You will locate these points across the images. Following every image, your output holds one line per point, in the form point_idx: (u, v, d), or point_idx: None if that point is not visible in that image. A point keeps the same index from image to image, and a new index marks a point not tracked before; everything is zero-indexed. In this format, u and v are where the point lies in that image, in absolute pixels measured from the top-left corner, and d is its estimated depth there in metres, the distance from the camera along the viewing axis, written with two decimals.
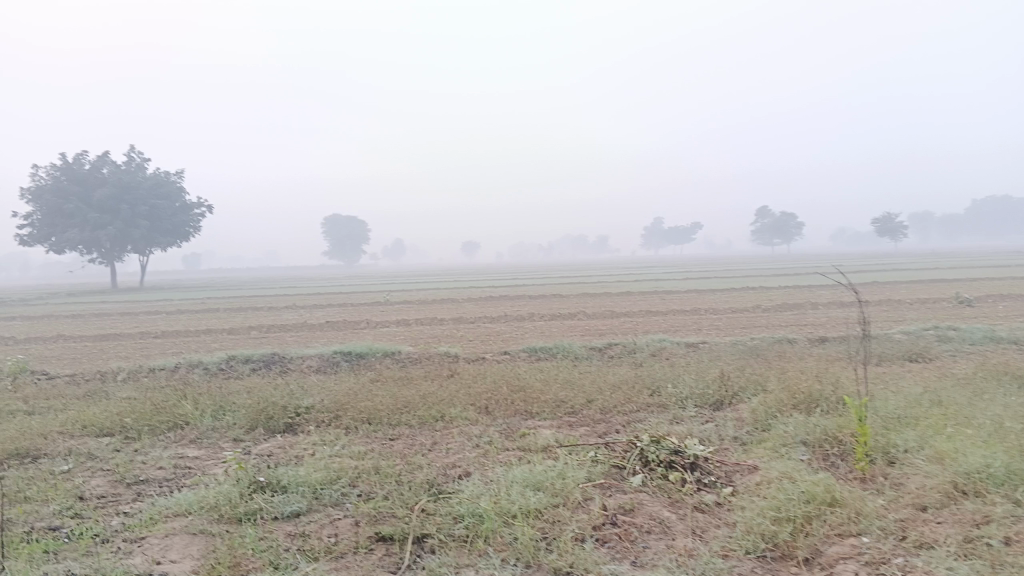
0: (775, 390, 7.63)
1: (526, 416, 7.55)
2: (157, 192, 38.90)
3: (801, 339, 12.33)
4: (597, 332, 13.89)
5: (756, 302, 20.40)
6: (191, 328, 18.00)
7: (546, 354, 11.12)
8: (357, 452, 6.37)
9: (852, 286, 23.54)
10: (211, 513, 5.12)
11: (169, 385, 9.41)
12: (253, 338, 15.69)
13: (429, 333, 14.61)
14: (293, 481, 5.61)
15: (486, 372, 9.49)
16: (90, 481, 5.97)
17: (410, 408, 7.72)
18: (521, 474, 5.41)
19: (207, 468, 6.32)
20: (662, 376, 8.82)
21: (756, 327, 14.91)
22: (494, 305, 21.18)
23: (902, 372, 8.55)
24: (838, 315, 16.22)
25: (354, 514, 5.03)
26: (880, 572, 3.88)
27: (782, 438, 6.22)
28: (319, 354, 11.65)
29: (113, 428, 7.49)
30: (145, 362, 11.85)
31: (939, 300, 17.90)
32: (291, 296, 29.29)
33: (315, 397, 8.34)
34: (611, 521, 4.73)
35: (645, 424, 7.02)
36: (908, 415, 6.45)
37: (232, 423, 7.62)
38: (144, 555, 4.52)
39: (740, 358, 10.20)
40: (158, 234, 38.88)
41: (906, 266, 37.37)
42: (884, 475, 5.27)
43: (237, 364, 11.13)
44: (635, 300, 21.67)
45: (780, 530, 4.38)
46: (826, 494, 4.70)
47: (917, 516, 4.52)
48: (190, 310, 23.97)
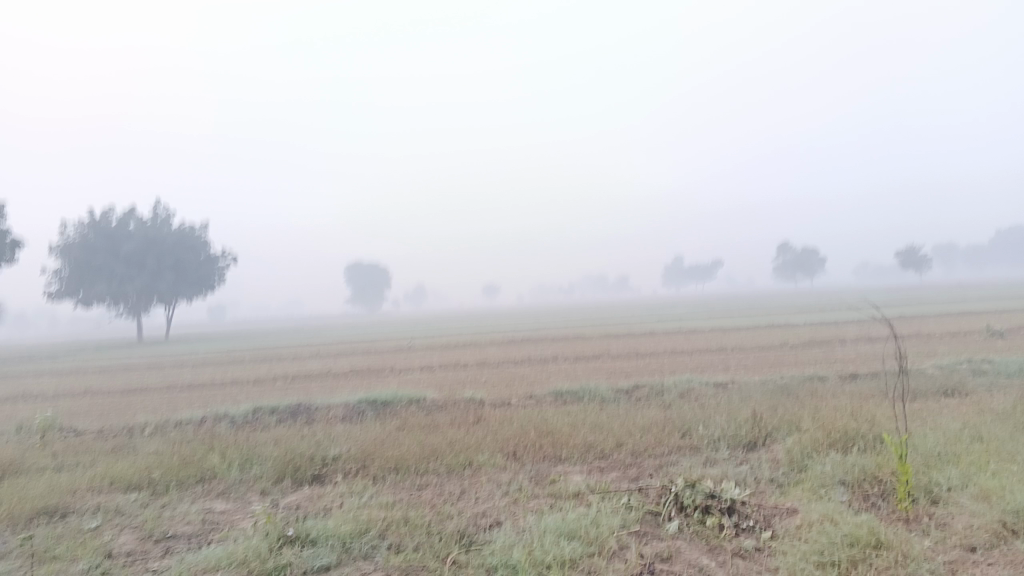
0: (808, 429, 7.48)
1: (555, 461, 7.44)
2: (182, 244, 39.41)
3: (832, 376, 12.13)
4: (623, 374, 13.75)
5: (782, 338, 20.17)
6: (216, 379, 18.03)
7: (572, 397, 11.01)
8: (385, 502, 6.29)
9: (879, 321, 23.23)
10: (241, 568, 5.05)
11: (196, 438, 9.39)
12: (278, 387, 15.69)
13: (454, 378, 14.54)
14: (322, 534, 5.53)
15: (513, 417, 9.40)
16: (119, 538, 5.93)
17: (438, 455, 7.65)
18: (553, 523, 5.30)
19: (235, 522, 6.26)
20: (692, 418, 8.69)
21: (785, 364, 14.71)
22: (517, 348, 21.08)
23: (938, 408, 8.37)
24: (867, 350, 15.98)
25: (386, 567, 4.94)
26: None
27: (820, 478, 6.07)
28: (344, 402, 11.61)
29: (141, 482, 7.47)
30: (171, 414, 11.85)
31: (970, 332, 17.61)
32: (314, 345, 29.34)
33: (342, 446, 8.29)
34: (648, 569, 4.61)
35: (677, 468, 6.89)
36: (948, 451, 6.28)
37: (259, 474, 7.57)
38: None
39: (770, 396, 10.04)
40: (183, 285, 39.27)
41: (933, 299, 36.89)
42: (928, 515, 5.11)
43: (263, 414, 11.12)
44: (660, 340, 21.48)
45: (824, 575, 4.25)
46: (870, 537, 4.56)
47: (966, 558, 4.35)
48: (215, 361, 24.04)
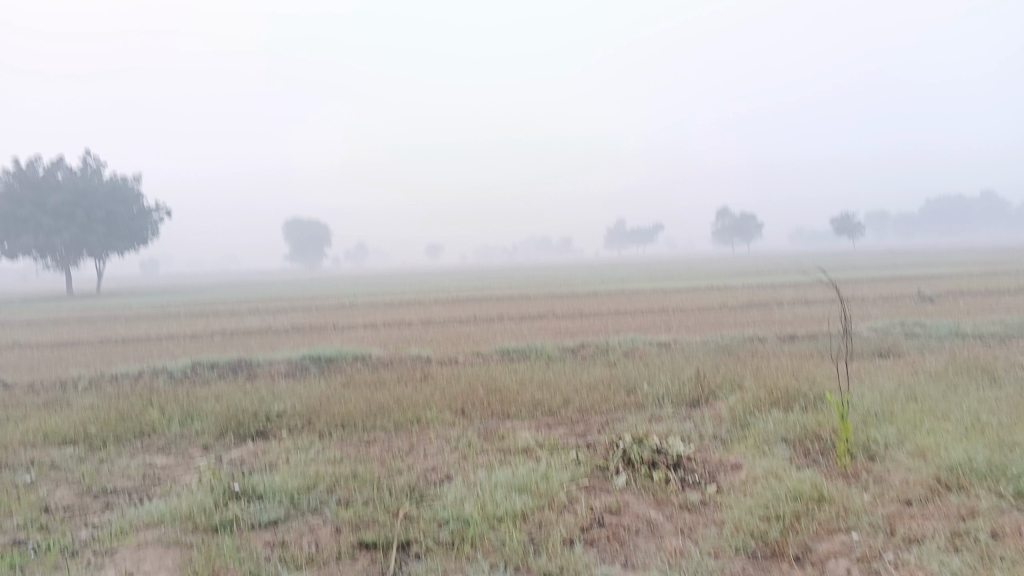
0: (751, 387, 7.64)
1: (503, 417, 7.47)
2: (114, 195, 38.16)
3: (771, 337, 12.42)
4: (568, 333, 13.84)
5: (722, 301, 20.53)
6: (152, 334, 17.57)
7: (518, 355, 11.05)
8: (333, 458, 6.24)
9: (816, 285, 23.81)
10: (185, 523, 4.95)
11: (134, 393, 9.15)
12: (218, 343, 15.37)
13: (399, 336, 14.44)
14: (269, 488, 5.46)
15: (460, 374, 9.40)
16: (55, 493, 5.75)
17: (385, 411, 7.60)
18: (504, 477, 5.32)
19: (178, 477, 6.13)
20: (637, 376, 8.80)
21: (726, 325, 14.99)
22: (461, 307, 21.02)
23: (874, 368, 8.64)
24: (805, 313, 16.38)
25: (335, 521, 4.89)
26: (873, 568, 3.86)
27: (763, 435, 6.21)
28: (287, 358, 11.44)
29: (76, 436, 7.26)
30: (106, 369, 11.52)
31: (901, 297, 18.20)
32: (254, 301, 28.80)
33: (286, 401, 8.17)
34: (598, 522, 4.66)
35: (624, 424, 6.98)
36: (885, 410, 6.50)
37: (201, 429, 7.42)
38: (117, 567, 4.33)
39: (713, 356, 10.23)
40: (115, 238, 38.07)
41: (866, 264, 37.97)
42: (867, 470, 5.27)
43: (203, 369, 10.88)
44: (603, 301, 21.66)
45: (769, 528, 4.35)
46: (812, 492, 4.69)
47: (903, 511, 4.51)
48: (150, 315, 23.43)
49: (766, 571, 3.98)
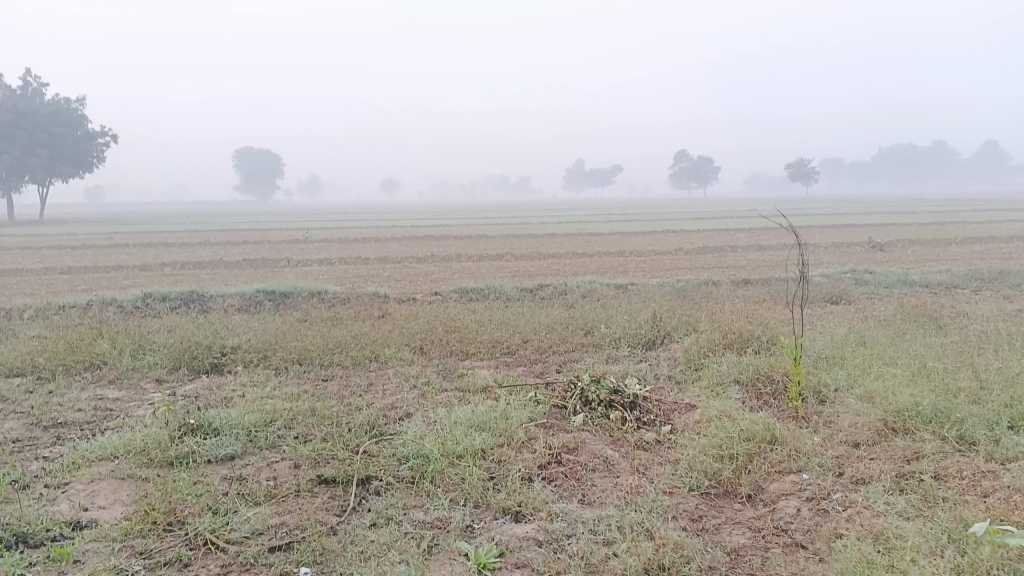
0: (706, 330, 7.75)
1: (462, 356, 7.48)
2: (57, 118, 36.74)
3: (726, 281, 12.58)
4: (526, 273, 13.85)
5: (678, 245, 20.68)
6: (99, 264, 17.12)
7: (477, 295, 11.04)
8: (290, 393, 6.20)
9: (770, 232, 24.12)
10: (141, 457, 4.88)
11: (84, 324, 8.95)
12: (168, 275, 15.05)
13: (355, 273, 14.30)
14: (225, 423, 5.41)
15: (418, 312, 9.37)
16: (4, 425, 5.63)
17: (342, 348, 7.56)
18: (463, 415, 5.35)
19: (130, 410, 6.04)
20: (595, 317, 8.87)
21: (682, 268, 15.14)
22: (418, 245, 20.84)
23: (826, 314, 8.82)
24: (759, 259, 16.60)
25: (293, 458, 4.88)
26: (822, 507, 3.98)
27: (717, 377, 6.33)
28: (241, 292, 11.26)
29: (25, 367, 7.09)
30: (53, 299, 11.22)
31: (852, 245, 18.52)
32: (205, 232, 28.20)
33: (242, 336, 8.06)
34: (556, 460, 4.72)
35: (582, 364, 7.04)
36: (836, 354, 6.66)
37: (153, 362, 7.31)
38: (70, 500, 4.27)
39: (669, 299, 10.35)
40: (58, 163, 36.79)
41: (819, 211, 38.48)
42: (817, 413, 5.41)
43: (154, 301, 10.66)
44: (560, 242, 21.66)
45: (723, 467, 4.45)
46: (766, 433, 4.80)
47: (852, 453, 4.65)
48: (97, 244, 22.80)
49: (720, 509, 4.08)
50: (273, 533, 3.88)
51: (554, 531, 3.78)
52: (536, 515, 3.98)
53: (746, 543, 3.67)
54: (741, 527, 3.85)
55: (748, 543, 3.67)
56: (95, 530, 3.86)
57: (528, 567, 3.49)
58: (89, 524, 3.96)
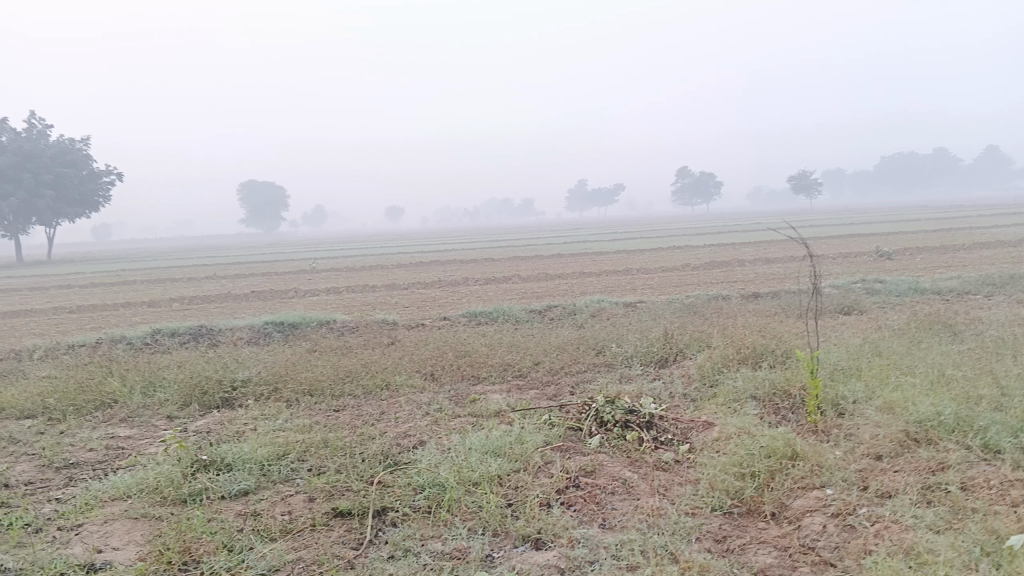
0: (719, 345, 7.68)
1: (474, 381, 7.42)
2: (62, 158, 36.96)
3: (735, 295, 12.51)
4: (534, 295, 13.80)
5: (684, 260, 20.63)
6: (107, 301, 17.12)
7: (486, 318, 10.99)
8: (302, 425, 6.16)
9: (777, 245, 24.05)
10: (154, 495, 4.83)
11: (93, 362, 8.93)
12: (177, 310, 15.03)
13: (363, 301, 14.27)
14: (237, 458, 5.35)
15: (427, 338, 9.32)
16: (16, 467, 5.59)
17: (353, 377, 7.51)
18: (477, 441, 5.28)
19: (142, 448, 5.99)
20: (605, 336, 8.82)
21: (691, 284, 15.09)
22: (424, 271, 20.82)
23: (839, 324, 8.75)
24: (768, 271, 16.52)
25: (308, 491, 4.82)
26: (848, 523, 3.89)
27: (732, 393, 6.25)
28: (250, 325, 11.24)
29: (35, 409, 7.06)
30: (62, 338, 11.22)
31: (860, 254, 18.44)
32: (213, 266, 28.28)
33: (252, 368, 8.02)
34: (574, 484, 4.64)
35: (595, 385, 6.98)
36: (852, 366, 6.58)
37: (164, 399, 7.26)
38: (84, 543, 4.21)
39: (679, 315, 10.28)
40: (64, 203, 36.98)
41: (826, 221, 38.37)
42: (836, 426, 5.33)
43: (163, 337, 10.65)
44: (566, 262, 21.62)
45: (745, 486, 4.37)
46: (786, 448, 4.72)
47: (875, 466, 4.57)
48: (104, 283, 22.87)
49: (744, 529, 4.00)
50: (289, 569, 3.81)
51: (576, 557, 3.70)
52: (556, 541, 3.91)
53: (774, 563, 3.59)
54: (767, 546, 3.78)
55: (775, 563, 3.59)
56: (110, 571, 3.80)
57: None
58: (103, 566, 3.90)
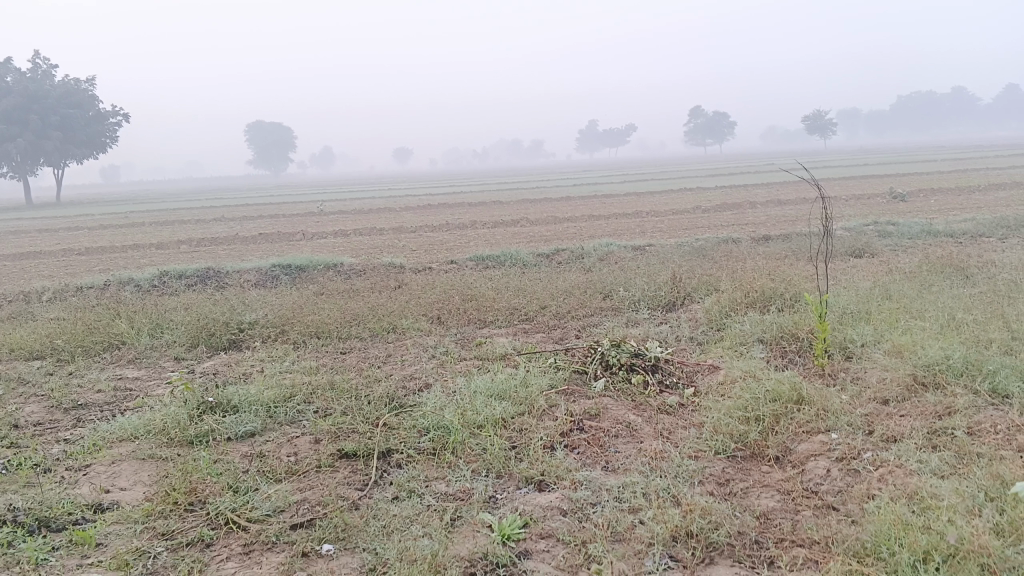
0: (727, 289, 7.62)
1: (480, 324, 7.41)
2: (68, 99, 36.66)
3: (745, 238, 12.39)
4: (542, 238, 13.71)
5: (695, 202, 20.40)
6: (115, 243, 17.12)
7: (493, 262, 10.93)
8: (309, 367, 6.17)
9: (789, 187, 23.78)
10: (162, 437, 4.86)
11: (101, 304, 8.95)
12: (185, 252, 15.02)
13: (370, 243, 14.21)
14: (243, 400, 5.37)
15: (434, 282, 9.29)
16: (25, 408, 5.64)
17: (359, 320, 7.51)
18: (482, 384, 5.28)
19: (150, 390, 6.02)
20: (613, 280, 8.76)
21: (700, 227, 14.95)
22: (432, 214, 20.69)
23: (850, 268, 8.66)
24: (780, 214, 16.33)
25: (313, 433, 4.84)
26: (853, 468, 3.88)
27: (740, 336, 6.21)
28: (257, 267, 11.22)
29: (44, 351, 7.09)
30: (70, 280, 11.24)
31: (872, 196, 18.20)
32: (222, 208, 28.20)
33: (258, 311, 8.03)
34: (578, 427, 4.63)
35: (601, 329, 6.95)
36: (861, 309, 6.52)
37: (172, 341, 7.28)
38: (92, 483, 4.25)
39: (688, 259, 10.19)
40: (72, 145, 36.79)
41: (840, 163, 37.82)
42: (843, 370, 5.30)
43: (170, 279, 10.65)
44: (575, 205, 21.44)
45: (749, 430, 4.35)
46: (792, 393, 4.69)
47: (881, 410, 4.54)
48: (113, 224, 22.84)
49: (748, 472, 4.00)
50: (294, 510, 3.83)
51: (578, 500, 3.71)
52: (559, 484, 3.91)
53: (777, 507, 3.59)
54: (770, 490, 3.78)
55: (778, 507, 3.59)
56: (117, 512, 3.84)
57: (553, 537, 3.43)
58: (110, 506, 3.94)
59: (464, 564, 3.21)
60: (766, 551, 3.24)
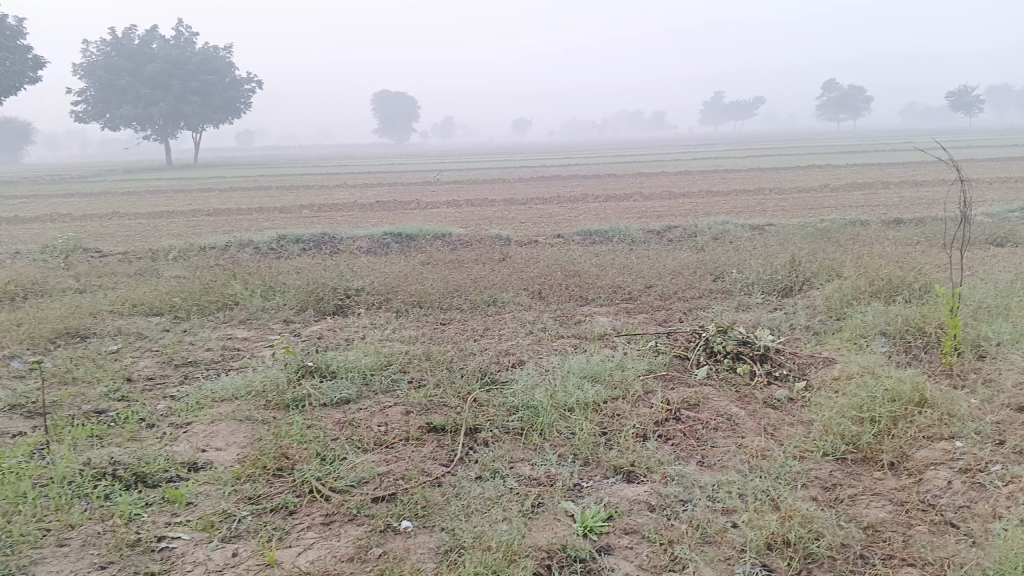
0: (850, 275, 7.14)
1: (582, 301, 7.23)
2: (207, 66, 38.38)
3: (874, 221, 11.65)
4: (655, 214, 13.33)
5: (823, 181, 19.39)
6: (241, 206, 17.78)
7: (601, 237, 10.70)
8: (407, 337, 6.17)
9: (926, 167, 22.31)
10: (260, 399, 4.94)
11: (219, 264, 9.28)
12: (304, 217, 15.46)
13: (481, 214, 14.19)
14: (341, 367, 5.40)
15: (539, 255, 9.15)
16: (139, 363, 5.87)
17: (462, 292, 7.46)
18: (577, 365, 5.12)
19: (255, 351, 6.17)
20: (726, 261, 8.38)
21: (826, 208, 14.18)
22: (545, 186, 20.47)
23: (989, 258, 7.97)
24: (915, 196, 15.29)
25: (405, 403, 4.82)
26: (978, 481, 3.51)
27: (860, 328, 5.79)
28: (369, 234, 11.37)
29: (163, 307, 7.38)
30: (196, 240, 11.74)
31: (1021, 180, 16.82)
32: (344, 175, 28.97)
33: (365, 278, 8.13)
34: (674, 416, 4.42)
35: (709, 313, 6.65)
36: (1000, 304, 5.96)
37: (281, 304, 7.45)
38: (191, 441, 4.35)
39: (809, 241, 9.64)
40: (209, 110, 38.51)
41: (985, 141, 35.17)
42: (974, 371, 4.84)
43: (287, 243, 10.94)
44: (695, 180, 20.76)
45: (862, 432, 4.02)
46: (914, 393, 4.29)
47: (1016, 419, 4.10)
48: (242, 187, 23.76)
49: (857, 478, 3.69)
50: (378, 483, 3.80)
51: (668, 495, 3.51)
52: (649, 476, 3.72)
53: (886, 519, 3.29)
54: (880, 499, 3.47)
55: (888, 519, 3.29)
56: (210, 472, 3.91)
57: (638, 533, 3.25)
58: (204, 466, 4.02)
59: (542, 555, 3.07)
60: (872, 569, 2.95)
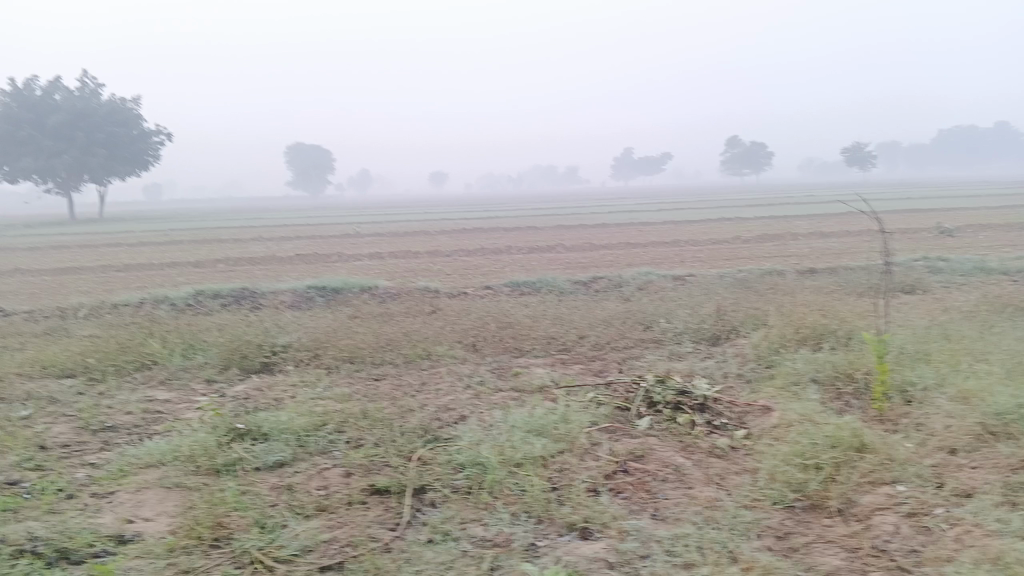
0: (776, 323, 7.32)
1: (516, 353, 7.19)
2: (113, 117, 37.34)
3: (790, 270, 12.07)
4: (580, 266, 13.48)
5: (736, 232, 20.04)
6: (153, 261, 17.17)
7: (529, 288, 10.74)
8: (341, 394, 5.98)
9: (830, 219, 23.35)
10: (190, 464, 4.68)
11: (135, 322, 8.87)
12: (221, 271, 15.01)
13: (406, 267, 14.07)
14: (274, 428, 5.18)
15: (469, 308, 9.10)
16: (53, 429, 5.50)
17: (394, 346, 7.33)
18: (521, 419, 5.05)
19: (179, 413, 5.87)
20: (655, 310, 8.51)
21: (742, 258, 14.63)
22: (467, 238, 20.51)
23: (903, 305, 8.33)
24: (825, 246, 15.94)
25: (345, 464, 4.64)
26: (925, 525, 3.58)
27: (792, 375, 5.92)
28: (292, 288, 11.11)
29: (76, 368, 6.99)
30: (108, 297, 11.23)
31: (920, 230, 17.76)
32: (260, 228, 28.41)
33: (293, 333, 7.90)
34: (622, 469, 4.39)
35: (643, 363, 6.70)
36: (920, 349, 6.20)
37: (204, 362, 7.15)
38: (116, 512, 4.07)
39: (732, 291, 9.89)
40: (116, 163, 37.37)
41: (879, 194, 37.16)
42: (904, 416, 4.99)
43: (206, 299, 10.58)
44: (614, 232, 21.16)
45: (809, 479, 4.07)
46: (853, 439, 4.38)
47: (951, 462, 4.23)
48: (152, 241, 22.99)
49: (808, 526, 3.72)
50: (323, 550, 3.62)
51: (627, 552, 3.45)
52: (604, 533, 3.66)
53: (843, 567, 3.31)
54: (834, 546, 3.49)
55: (843, 566, 3.31)
56: (140, 545, 3.65)
57: None
58: (132, 538, 3.76)
59: None
60: None
